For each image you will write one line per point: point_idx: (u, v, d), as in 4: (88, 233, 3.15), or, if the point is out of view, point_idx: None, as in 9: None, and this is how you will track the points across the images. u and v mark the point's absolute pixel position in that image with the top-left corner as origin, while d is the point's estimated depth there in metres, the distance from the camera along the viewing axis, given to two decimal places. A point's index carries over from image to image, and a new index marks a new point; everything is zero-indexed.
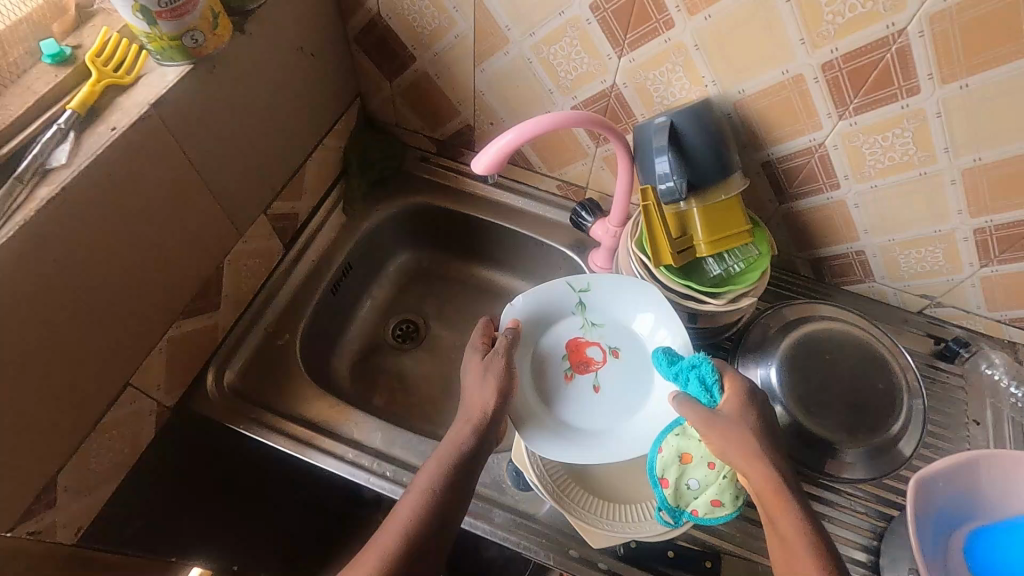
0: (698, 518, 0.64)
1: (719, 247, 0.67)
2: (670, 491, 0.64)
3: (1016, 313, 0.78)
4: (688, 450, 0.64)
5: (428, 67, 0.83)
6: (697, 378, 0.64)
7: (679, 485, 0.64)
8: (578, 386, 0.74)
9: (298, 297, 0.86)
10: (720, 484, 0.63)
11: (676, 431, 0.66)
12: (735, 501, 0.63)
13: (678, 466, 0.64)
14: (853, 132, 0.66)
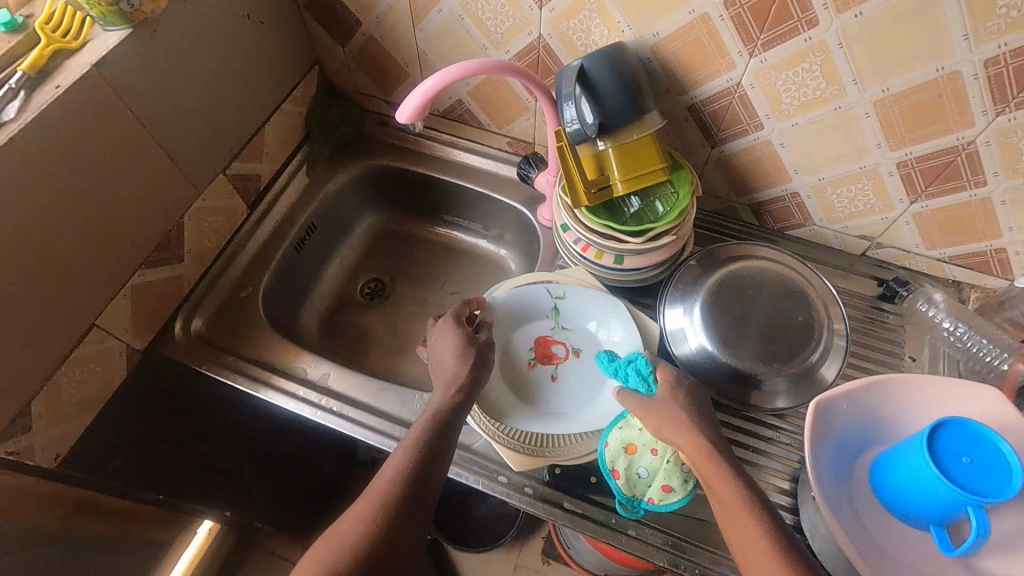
0: (654, 505, 0.65)
1: (635, 186, 0.70)
2: (622, 481, 0.65)
3: (952, 250, 0.78)
4: (632, 439, 0.66)
5: (373, 31, 0.87)
6: (633, 371, 0.67)
7: (630, 472, 0.65)
8: (537, 376, 0.77)
9: (262, 253, 0.92)
10: (665, 468, 0.64)
11: (620, 424, 0.68)
12: (684, 485, 0.64)
13: (625, 456, 0.66)
14: (764, 69, 0.67)
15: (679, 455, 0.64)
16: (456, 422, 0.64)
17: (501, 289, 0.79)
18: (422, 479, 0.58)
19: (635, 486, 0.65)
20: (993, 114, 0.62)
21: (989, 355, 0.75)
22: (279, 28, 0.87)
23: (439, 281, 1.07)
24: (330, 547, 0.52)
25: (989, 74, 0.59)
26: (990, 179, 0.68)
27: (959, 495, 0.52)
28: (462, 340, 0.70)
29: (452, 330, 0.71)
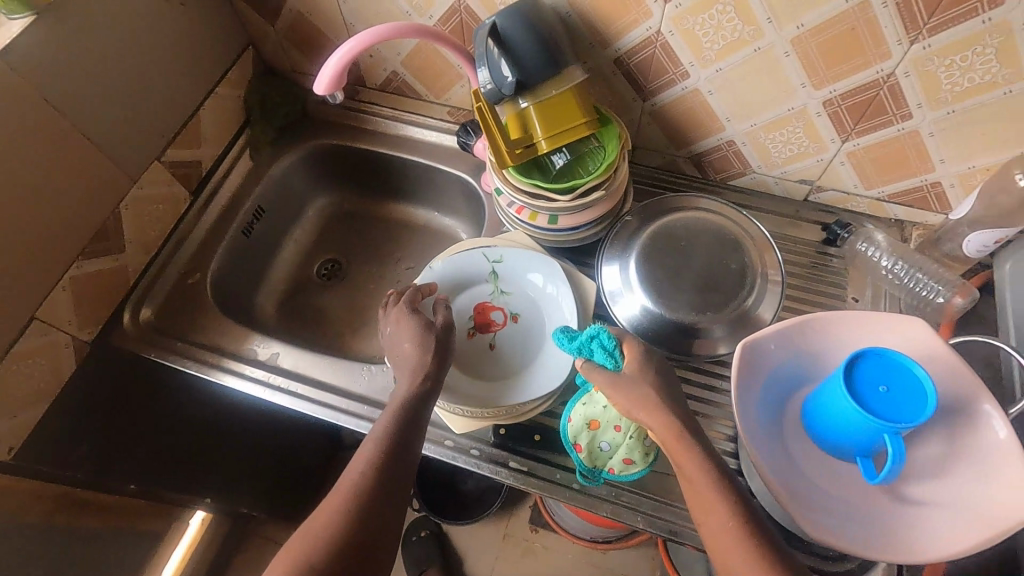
0: (614, 475, 0.67)
1: (560, 142, 0.69)
2: (584, 454, 0.66)
3: (890, 188, 0.77)
4: (594, 415, 0.66)
5: (298, 6, 0.85)
6: (596, 346, 0.60)
7: (591, 447, 0.66)
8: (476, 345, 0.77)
9: (208, 240, 0.92)
10: (627, 443, 0.65)
11: (585, 399, 0.67)
12: (645, 456, 0.66)
13: (588, 432, 0.66)
14: (680, 14, 0.66)
15: (643, 432, 0.64)
16: (423, 413, 0.61)
17: (440, 258, 0.78)
18: (400, 465, 0.56)
19: (597, 459, 0.66)
20: (908, 43, 0.61)
21: (932, 292, 0.75)
22: (202, 9, 0.86)
23: (395, 258, 1.06)
24: (305, 541, 0.50)
25: (897, 1, 0.58)
26: (915, 111, 0.67)
27: (874, 422, 0.53)
28: (418, 329, 0.67)
29: (407, 318, 0.68)
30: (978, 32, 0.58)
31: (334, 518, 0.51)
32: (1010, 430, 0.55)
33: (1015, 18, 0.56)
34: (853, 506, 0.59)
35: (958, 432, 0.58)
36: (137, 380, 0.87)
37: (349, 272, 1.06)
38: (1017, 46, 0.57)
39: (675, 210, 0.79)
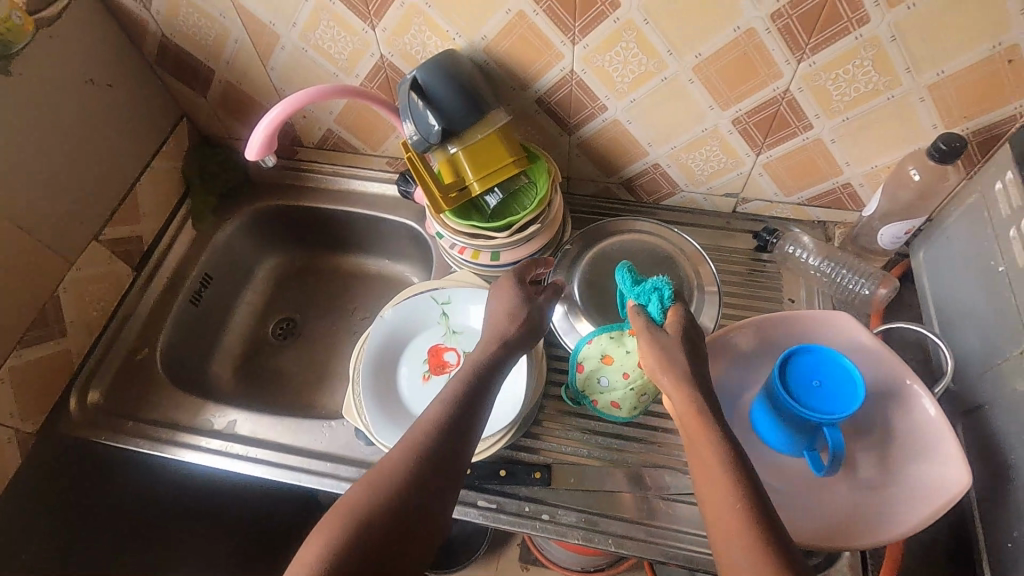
0: (595, 407, 0.72)
1: (492, 181, 0.73)
2: (581, 375, 0.70)
3: (808, 193, 0.82)
4: (611, 352, 0.68)
5: (227, 76, 0.87)
6: (655, 299, 0.62)
7: (588, 378, 0.70)
8: (432, 387, 0.77)
9: (155, 313, 0.91)
10: (624, 391, 0.68)
11: (613, 333, 0.69)
12: (632, 408, 0.70)
13: (598, 363, 0.69)
14: (589, 54, 0.71)
15: (644, 389, 0.68)
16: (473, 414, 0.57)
17: (390, 306, 0.79)
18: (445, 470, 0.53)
19: (586, 388, 0.71)
20: (796, 62, 0.66)
21: (860, 285, 0.80)
22: (131, 87, 0.87)
23: (350, 308, 1.05)
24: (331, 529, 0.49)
25: (778, 26, 0.63)
26: (815, 121, 0.72)
27: (812, 416, 0.55)
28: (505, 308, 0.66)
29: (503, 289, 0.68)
30: (853, 47, 0.63)
31: (365, 501, 0.50)
32: (937, 406, 0.58)
33: (883, 33, 0.61)
34: (809, 499, 0.60)
35: (893, 413, 0.62)
36: (90, 465, 0.84)
37: (304, 327, 1.03)
38: (889, 56, 0.63)
39: (611, 235, 0.83)
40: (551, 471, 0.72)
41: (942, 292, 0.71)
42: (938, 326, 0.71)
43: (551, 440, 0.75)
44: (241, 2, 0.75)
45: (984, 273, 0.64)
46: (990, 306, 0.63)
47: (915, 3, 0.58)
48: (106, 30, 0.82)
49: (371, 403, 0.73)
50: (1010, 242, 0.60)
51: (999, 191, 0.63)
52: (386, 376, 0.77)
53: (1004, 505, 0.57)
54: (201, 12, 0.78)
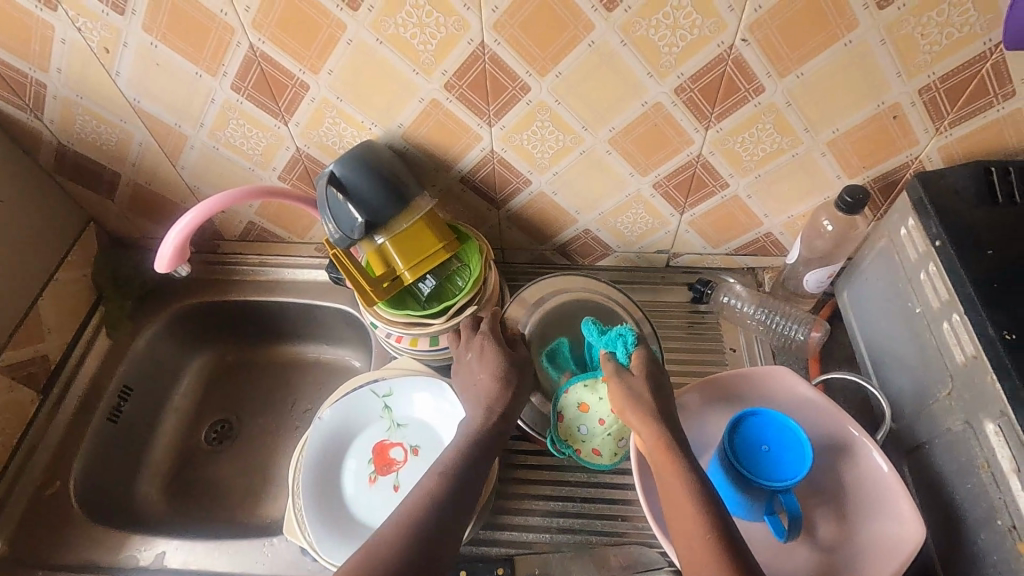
0: (578, 458, 0.70)
1: (423, 269, 0.72)
2: (561, 426, 0.70)
3: (734, 244, 0.84)
4: (586, 400, 0.68)
5: (135, 178, 0.83)
6: (621, 345, 0.65)
7: (570, 426, 0.69)
8: (379, 489, 0.72)
9: (68, 439, 0.83)
10: (604, 437, 0.68)
11: (587, 381, 0.69)
12: (615, 453, 0.69)
13: (576, 411, 0.69)
14: (506, 134, 0.71)
15: (622, 432, 0.68)
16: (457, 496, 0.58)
17: (327, 406, 0.75)
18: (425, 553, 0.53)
19: (569, 436, 0.70)
20: (704, 129, 0.69)
21: (794, 331, 0.82)
22: (27, 198, 0.81)
23: (289, 401, 0.98)
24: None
25: (684, 99, 0.65)
26: (730, 180, 0.75)
27: (761, 481, 0.54)
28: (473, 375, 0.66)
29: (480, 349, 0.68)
30: (755, 113, 0.66)
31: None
32: (887, 460, 0.60)
33: (779, 100, 0.65)
34: (777, 567, 0.59)
35: (845, 465, 0.62)
36: None
37: (240, 429, 0.95)
38: (788, 119, 0.67)
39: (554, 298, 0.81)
40: (514, 564, 0.69)
41: (870, 333, 0.73)
42: (870, 366, 0.73)
43: (511, 527, 0.72)
44: (141, 106, 0.72)
45: (904, 314, 0.67)
46: (915, 347, 0.65)
47: (803, 72, 0.62)
48: None
49: (314, 516, 0.68)
50: (922, 284, 0.63)
51: (905, 236, 0.66)
52: (329, 481, 0.72)
53: (961, 550, 0.57)
54: (100, 119, 0.75)
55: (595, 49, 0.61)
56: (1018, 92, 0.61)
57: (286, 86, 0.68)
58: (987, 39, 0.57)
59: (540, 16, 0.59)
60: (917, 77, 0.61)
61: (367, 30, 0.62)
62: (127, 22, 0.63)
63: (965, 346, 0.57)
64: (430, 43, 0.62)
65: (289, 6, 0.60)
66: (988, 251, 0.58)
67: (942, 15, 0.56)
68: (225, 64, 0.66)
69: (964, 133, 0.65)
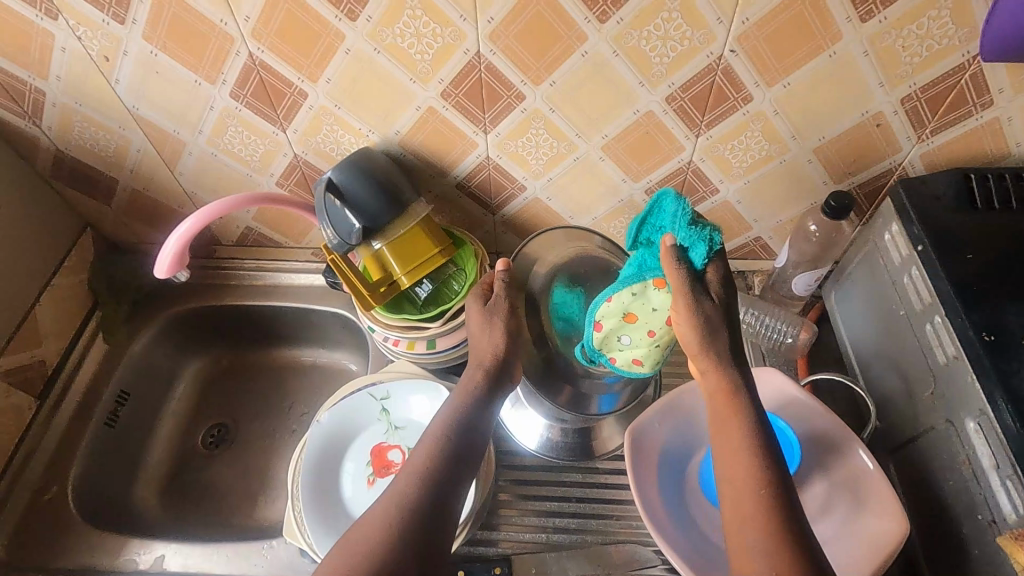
0: (613, 363, 0.66)
1: (419, 274, 0.73)
2: (598, 334, 0.64)
3: (725, 248, 0.86)
4: (634, 311, 0.60)
5: (133, 184, 0.83)
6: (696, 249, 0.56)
7: (609, 338, 0.63)
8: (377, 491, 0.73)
9: (65, 443, 0.83)
10: (647, 348, 0.62)
11: (635, 287, 0.60)
12: (655, 362, 0.64)
13: (620, 320, 0.62)
14: (501, 141, 0.73)
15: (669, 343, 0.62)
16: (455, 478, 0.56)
17: (325, 409, 0.76)
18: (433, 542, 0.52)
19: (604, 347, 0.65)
20: (695, 136, 0.70)
21: (783, 334, 0.83)
22: (24, 204, 0.81)
23: (286, 404, 0.99)
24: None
25: (674, 107, 0.67)
26: (720, 185, 0.77)
27: None
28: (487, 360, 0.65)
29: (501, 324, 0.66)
30: (743, 121, 0.68)
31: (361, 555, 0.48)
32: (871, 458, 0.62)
33: (767, 108, 0.67)
34: None
35: (833, 464, 0.64)
36: None
37: (237, 433, 0.96)
38: (776, 127, 0.69)
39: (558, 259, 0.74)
40: (512, 563, 0.70)
41: (857, 335, 0.75)
42: (857, 367, 0.75)
43: (508, 528, 0.73)
44: (140, 113, 0.73)
45: (888, 316, 0.69)
46: (899, 349, 0.67)
47: (790, 82, 0.64)
48: None
49: (313, 519, 0.69)
50: (904, 288, 0.65)
51: (887, 241, 0.68)
52: (327, 484, 0.73)
53: (945, 544, 0.59)
54: (97, 125, 0.75)
55: (588, 59, 0.63)
56: (995, 102, 0.63)
57: (285, 94, 0.69)
58: (964, 51, 0.59)
59: (534, 27, 0.60)
60: (899, 87, 0.63)
61: (365, 40, 0.63)
62: (128, 31, 0.64)
63: (946, 346, 0.59)
64: (427, 53, 0.63)
65: (288, 17, 0.61)
66: (967, 255, 0.60)
67: (922, 28, 0.58)
68: (224, 73, 0.67)
69: (945, 140, 0.68)
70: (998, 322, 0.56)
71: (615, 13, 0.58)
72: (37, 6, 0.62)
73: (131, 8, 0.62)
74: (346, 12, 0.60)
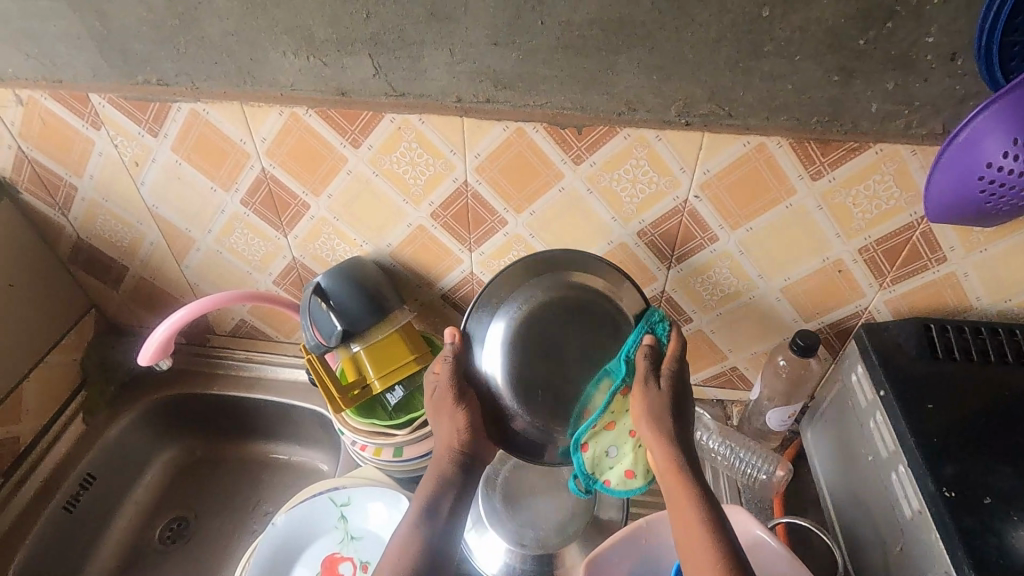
0: (609, 488, 0.64)
1: (394, 378, 0.76)
2: (587, 456, 0.64)
3: (702, 375, 0.86)
4: (614, 418, 0.63)
5: (141, 272, 0.89)
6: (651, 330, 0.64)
7: (597, 455, 0.64)
8: None
9: (19, 525, 0.82)
10: (634, 453, 0.64)
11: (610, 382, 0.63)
12: (647, 472, 0.64)
13: (602, 432, 0.64)
14: (485, 260, 0.77)
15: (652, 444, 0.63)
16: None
17: (283, 510, 0.74)
18: None
19: (593, 468, 0.64)
20: (666, 269, 0.75)
21: (758, 470, 0.79)
22: (36, 285, 0.86)
23: (251, 501, 0.95)
24: None
25: (646, 241, 0.72)
26: (692, 315, 0.79)
27: None
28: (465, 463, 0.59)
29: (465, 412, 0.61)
30: (711, 258, 0.72)
31: None
32: None
33: (732, 248, 0.71)
34: None
35: None
36: None
37: (196, 530, 0.92)
38: (742, 266, 0.72)
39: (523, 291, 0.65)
40: None
41: (832, 479, 0.73)
42: (832, 511, 0.73)
43: None
44: (158, 211, 0.80)
45: (860, 462, 0.67)
46: (868, 497, 0.66)
47: (751, 227, 0.68)
48: (20, 234, 0.84)
49: None
50: (871, 433, 0.65)
51: (854, 381, 0.69)
52: None
53: None
54: (119, 219, 0.82)
55: (565, 194, 0.69)
56: (949, 258, 0.66)
57: (290, 204, 0.76)
58: (912, 212, 0.64)
59: (514, 165, 0.67)
60: (855, 238, 0.67)
61: (365, 164, 0.70)
62: (158, 143, 0.73)
63: (911, 499, 0.58)
64: (420, 179, 0.70)
65: (299, 140, 0.69)
66: (928, 405, 0.61)
67: (869, 189, 0.63)
68: (238, 182, 0.75)
69: (907, 289, 0.70)
70: (967, 480, 0.56)
71: (588, 157, 0.65)
72: (84, 117, 0.72)
73: (165, 125, 0.71)
74: (350, 140, 0.68)
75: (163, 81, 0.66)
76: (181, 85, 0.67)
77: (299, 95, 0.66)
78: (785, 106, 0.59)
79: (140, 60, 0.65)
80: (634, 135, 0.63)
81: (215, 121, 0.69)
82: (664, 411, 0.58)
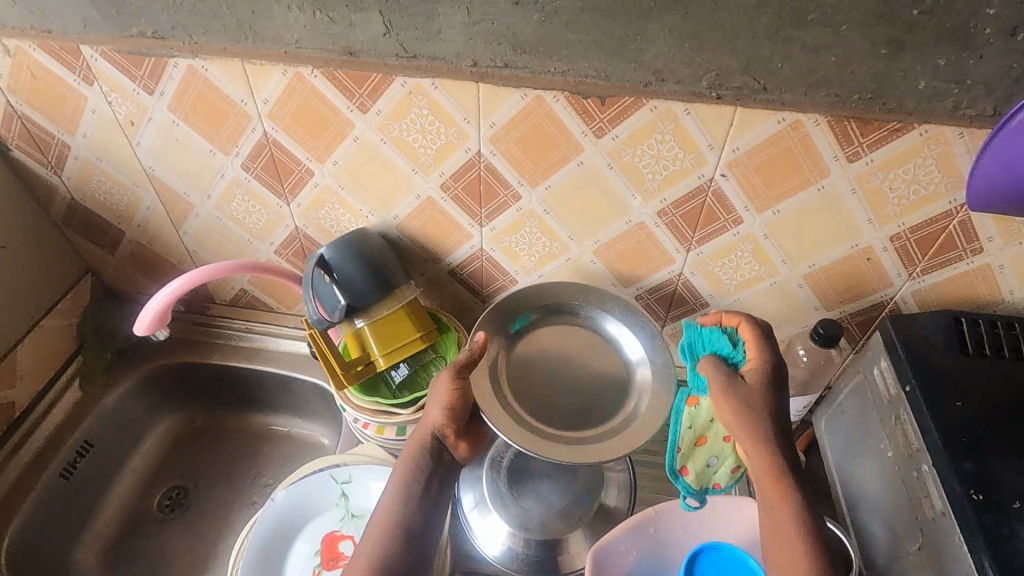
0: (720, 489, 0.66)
1: (399, 356, 0.74)
2: (690, 477, 0.65)
3: None
4: (704, 432, 0.65)
5: (138, 237, 0.86)
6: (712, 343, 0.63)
7: (698, 469, 0.65)
8: None
9: (15, 492, 0.80)
10: (728, 453, 0.64)
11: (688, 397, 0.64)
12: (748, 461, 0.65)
13: (694, 448, 0.65)
14: (496, 235, 0.74)
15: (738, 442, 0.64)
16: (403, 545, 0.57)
17: (283, 486, 0.73)
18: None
19: (700, 480, 0.66)
20: (685, 251, 0.71)
21: None
22: (29, 248, 0.83)
23: (251, 472, 0.94)
24: None
25: (666, 222, 0.68)
26: (709, 300, 0.76)
27: None
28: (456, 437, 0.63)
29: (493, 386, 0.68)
30: (733, 241, 0.69)
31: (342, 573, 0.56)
32: None
33: (757, 231, 0.67)
34: None
35: None
36: None
37: (196, 499, 0.91)
38: (765, 250, 0.69)
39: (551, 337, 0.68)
40: None
41: (847, 471, 0.72)
42: (843, 503, 0.71)
43: None
44: (155, 174, 0.76)
45: (879, 457, 0.65)
46: (886, 493, 0.64)
47: (779, 210, 0.65)
48: (11, 194, 0.81)
49: None
50: (893, 428, 0.63)
51: (877, 374, 0.66)
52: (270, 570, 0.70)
53: None
54: (115, 180, 0.79)
55: (583, 168, 0.65)
56: (986, 249, 0.63)
57: (293, 170, 0.72)
58: (951, 199, 0.60)
59: (531, 136, 0.64)
60: (888, 225, 0.64)
61: (373, 130, 0.66)
62: (154, 101, 0.69)
63: (934, 500, 0.56)
64: (430, 148, 0.67)
65: (303, 103, 0.65)
66: (957, 404, 0.59)
67: (908, 173, 0.59)
68: (238, 146, 0.71)
69: (938, 280, 0.67)
70: (995, 484, 0.53)
71: (610, 130, 0.62)
72: (76, 71, 0.67)
73: (161, 82, 0.67)
74: (358, 104, 0.64)
75: (158, 34, 0.62)
76: (178, 39, 0.62)
77: (304, 54, 0.61)
78: (826, 80, 0.55)
79: (133, 10, 0.61)
80: (661, 108, 0.59)
81: (214, 79, 0.65)
82: (765, 411, 0.58)
